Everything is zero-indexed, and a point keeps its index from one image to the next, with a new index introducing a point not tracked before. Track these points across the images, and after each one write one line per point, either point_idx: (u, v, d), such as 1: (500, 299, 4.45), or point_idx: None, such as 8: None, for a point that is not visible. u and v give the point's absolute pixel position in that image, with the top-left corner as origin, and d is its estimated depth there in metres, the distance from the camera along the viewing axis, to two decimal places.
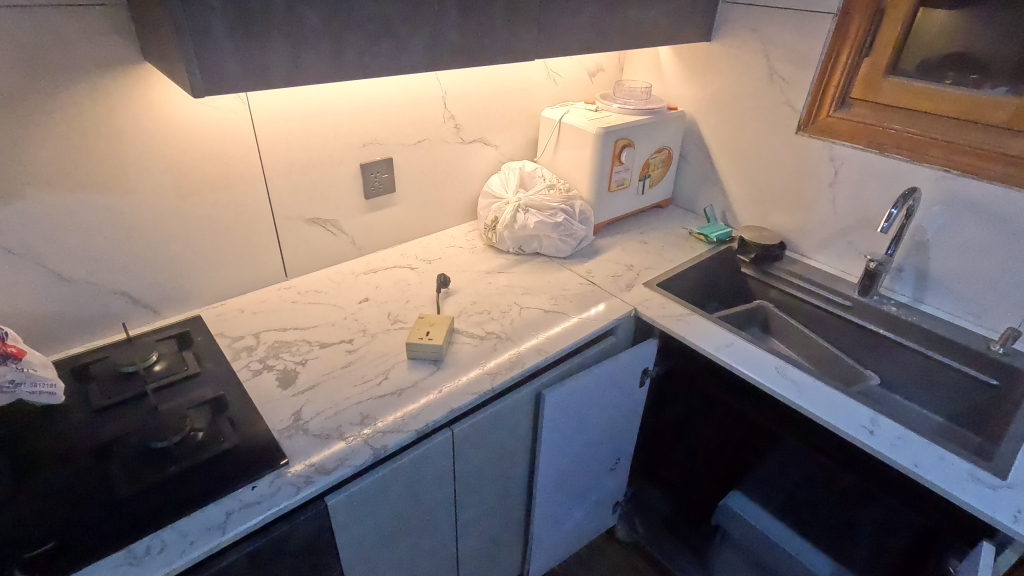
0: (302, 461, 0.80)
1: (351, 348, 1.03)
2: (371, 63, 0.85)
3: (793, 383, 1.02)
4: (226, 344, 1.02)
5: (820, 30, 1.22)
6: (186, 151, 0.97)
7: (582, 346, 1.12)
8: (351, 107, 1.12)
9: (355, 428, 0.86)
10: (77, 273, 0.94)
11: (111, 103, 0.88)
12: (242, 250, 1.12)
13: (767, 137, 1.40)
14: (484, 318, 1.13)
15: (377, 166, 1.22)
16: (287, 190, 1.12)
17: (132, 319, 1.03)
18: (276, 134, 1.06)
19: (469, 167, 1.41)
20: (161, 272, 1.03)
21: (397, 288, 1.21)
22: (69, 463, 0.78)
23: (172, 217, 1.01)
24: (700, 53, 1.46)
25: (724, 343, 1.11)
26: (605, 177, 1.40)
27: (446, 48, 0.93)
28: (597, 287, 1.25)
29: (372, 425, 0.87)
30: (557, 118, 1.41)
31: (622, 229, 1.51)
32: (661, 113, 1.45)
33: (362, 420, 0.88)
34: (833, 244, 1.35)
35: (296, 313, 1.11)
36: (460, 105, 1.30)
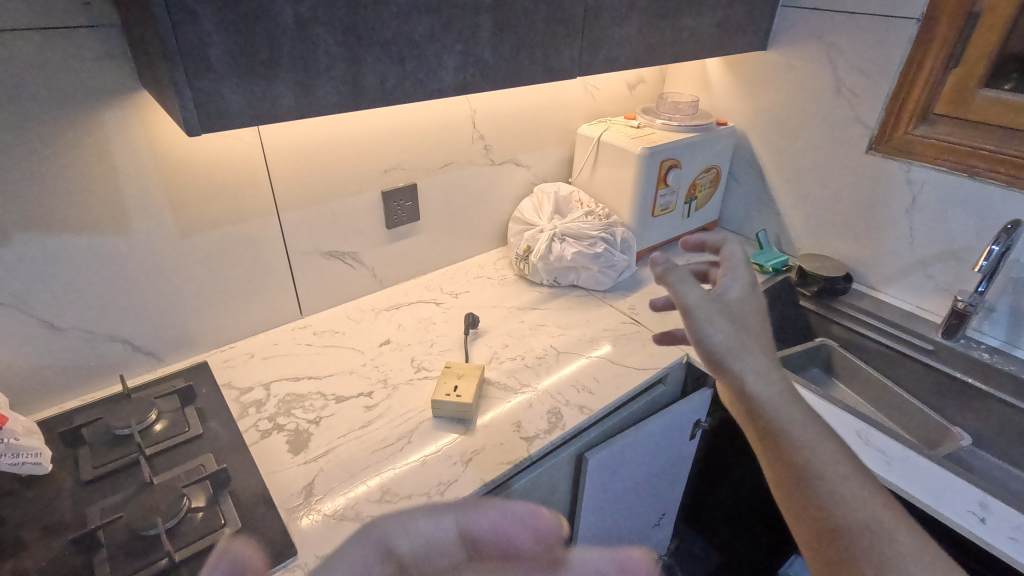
0: (313, 552, 0.69)
1: (370, 403, 0.92)
2: (394, 88, 0.74)
3: (880, 452, 0.86)
4: (233, 397, 0.92)
5: (899, 39, 1.08)
6: (191, 185, 0.87)
7: (629, 399, 0.99)
8: (373, 131, 1.02)
9: (373, 508, 0.75)
10: (69, 321, 0.85)
11: (106, 136, 0.78)
12: (253, 289, 1.02)
13: (831, 157, 1.25)
14: (518, 366, 1.01)
15: (400, 193, 1.11)
16: (302, 223, 1.02)
17: (131, 367, 0.94)
18: (290, 163, 0.95)
19: (499, 190, 1.29)
20: (162, 316, 0.94)
21: (421, 328, 1.10)
22: (49, 552, 0.68)
23: (174, 258, 0.91)
24: (755, 63, 1.32)
25: None
26: (649, 201, 1.27)
27: (480, 68, 0.81)
28: (642, 326, 1.12)
29: (393, 504, 0.75)
30: (595, 136, 1.29)
31: (666, 257, 1.38)
32: (709, 130, 1.32)
33: (382, 496, 0.76)
34: (909, 277, 1.20)
35: (311, 358, 1.01)
36: (491, 125, 1.19)
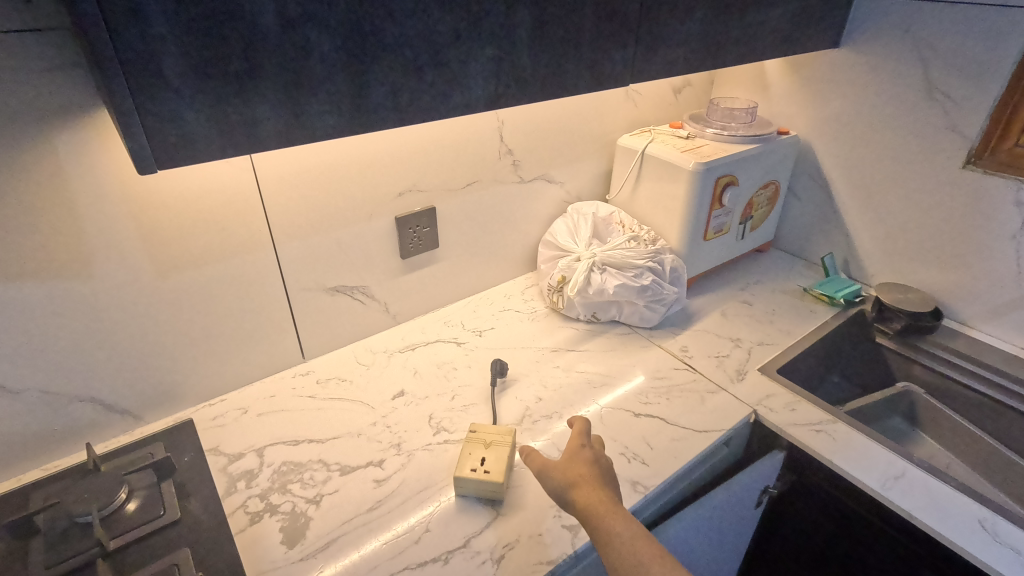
0: None
1: (381, 476, 0.77)
2: (408, 104, 0.59)
3: (1015, 552, 0.69)
4: (220, 466, 0.78)
5: (1013, 33, 0.90)
6: (167, 218, 0.73)
7: (687, 469, 0.83)
8: (386, 150, 0.87)
9: None
10: (26, 381, 0.72)
11: (59, 165, 0.64)
12: (247, 333, 0.88)
13: (917, 172, 1.07)
14: (554, 426, 0.86)
15: (417, 218, 0.96)
16: (303, 256, 0.87)
17: (104, 429, 0.80)
18: (287, 190, 0.80)
19: (528, 211, 1.13)
20: (139, 370, 0.80)
21: (441, 375, 0.95)
22: None
23: (151, 302, 0.77)
24: (824, 63, 1.15)
25: (891, 474, 0.78)
26: (701, 223, 1.11)
27: (515, 77, 0.66)
28: (698, 374, 0.96)
29: None
30: (639, 149, 1.13)
31: (717, 285, 1.21)
32: (770, 140, 1.15)
33: None
34: (1013, 315, 1.02)
35: (313, 415, 0.87)
36: (520, 138, 1.03)
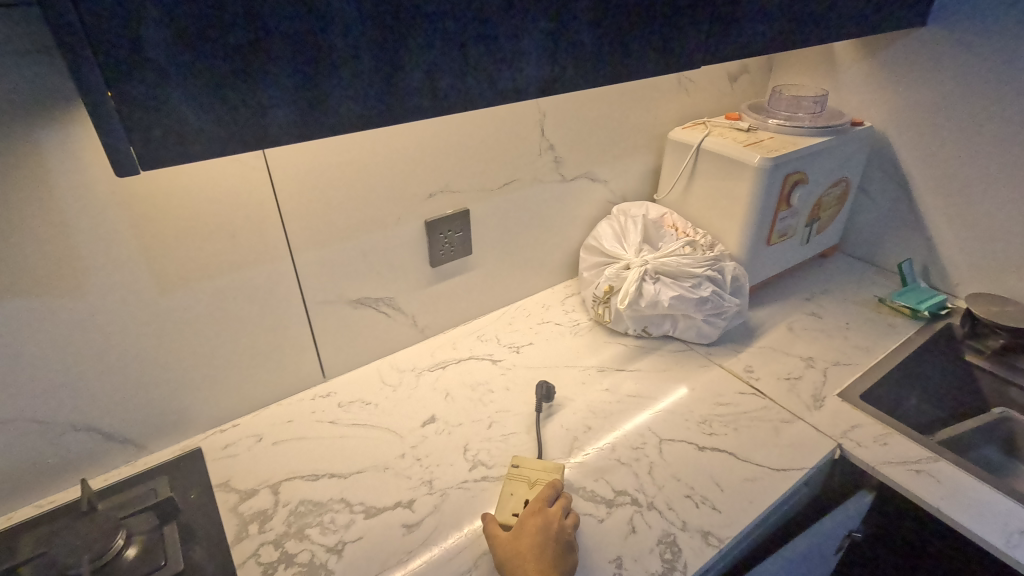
0: None
1: (411, 520, 0.67)
2: (448, 89, 0.49)
3: None
4: (230, 505, 0.69)
5: None
6: (167, 224, 0.64)
7: (765, 515, 0.70)
8: (417, 147, 0.77)
9: None
10: (11, 411, 0.63)
11: (42, 165, 0.55)
12: (260, 350, 0.79)
13: (1019, 167, 0.93)
14: (606, 461, 0.75)
15: (449, 222, 0.86)
16: (323, 266, 0.78)
17: (102, 460, 0.72)
18: (304, 193, 0.71)
19: (570, 213, 1.02)
20: (141, 395, 0.72)
21: (475, 398, 0.85)
22: None
23: (153, 318, 0.68)
24: (906, 45, 1.01)
25: (1015, 529, 0.66)
26: (765, 226, 0.98)
27: (573, 57, 0.55)
28: (768, 400, 0.84)
29: None
30: (694, 142, 1.00)
31: (779, 294, 1.08)
32: (844, 132, 1.02)
33: None
34: None
35: (334, 445, 0.77)
36: (562, 131, 0.92)
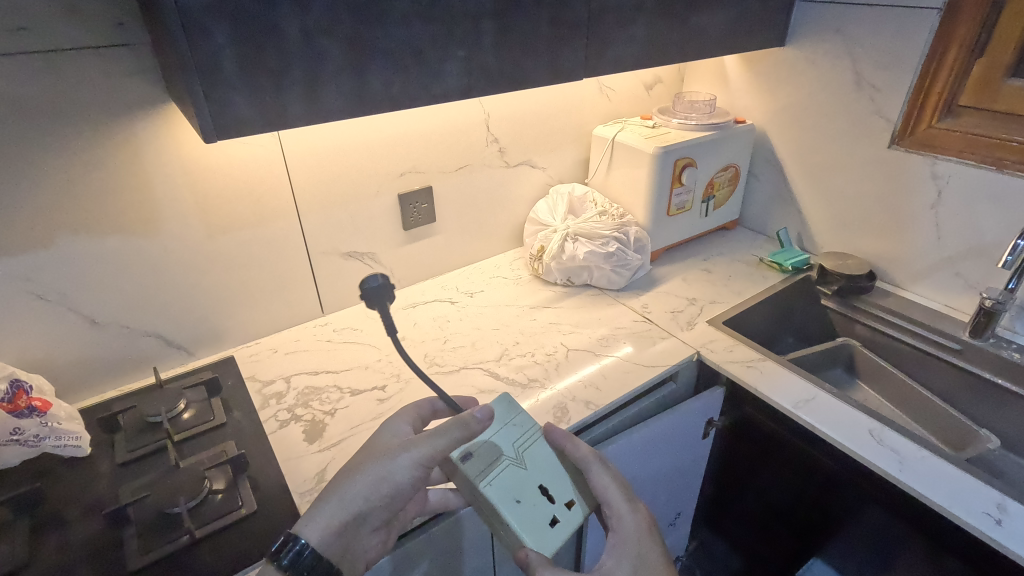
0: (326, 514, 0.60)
1: (383, 396, 0.96)
2: (398, 93, 0.78)
3: (893, 452, 0.85)
4: (256, 389, 0.98)
5: (920, 30, 1.05)
6: (215, 189, 0.93)
7: (625, 402, 1.00)
8: (391, 138, 1.07)
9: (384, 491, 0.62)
10: (108, 317, 0.92)
11: (138, 146, 0.85)
12: (276, 287, 1.08)
13: (853, 152, 1.22)
14: (526, 363, 1.03)
15: (415, 195, 1.15)
16: (322, 225, 1.07)
17: (164, 361, 1.00)
18: (308, 169, 1.00)
19: (514, 192, 1.31)
20: (193, 314, 1.00)
21: (435, 326, 1.14)
22: (87, 527, 0.73)
23: (202, 256, 0.97)
24: (773, 60, 1.31)
25: (803, 398, 0.95)
26: (664, 200, 1.27)
27: (482, 73, 0.84)
28: (654, 325, 1.13)
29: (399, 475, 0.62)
30: (609, 137, 1.30)
31: (682, 257, 1.37)
32: (726, 128, 1.31)
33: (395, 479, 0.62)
34: (935, 276, 1.16)
35: (331, 354, 1.06)
36: (504, 128, 1.22)
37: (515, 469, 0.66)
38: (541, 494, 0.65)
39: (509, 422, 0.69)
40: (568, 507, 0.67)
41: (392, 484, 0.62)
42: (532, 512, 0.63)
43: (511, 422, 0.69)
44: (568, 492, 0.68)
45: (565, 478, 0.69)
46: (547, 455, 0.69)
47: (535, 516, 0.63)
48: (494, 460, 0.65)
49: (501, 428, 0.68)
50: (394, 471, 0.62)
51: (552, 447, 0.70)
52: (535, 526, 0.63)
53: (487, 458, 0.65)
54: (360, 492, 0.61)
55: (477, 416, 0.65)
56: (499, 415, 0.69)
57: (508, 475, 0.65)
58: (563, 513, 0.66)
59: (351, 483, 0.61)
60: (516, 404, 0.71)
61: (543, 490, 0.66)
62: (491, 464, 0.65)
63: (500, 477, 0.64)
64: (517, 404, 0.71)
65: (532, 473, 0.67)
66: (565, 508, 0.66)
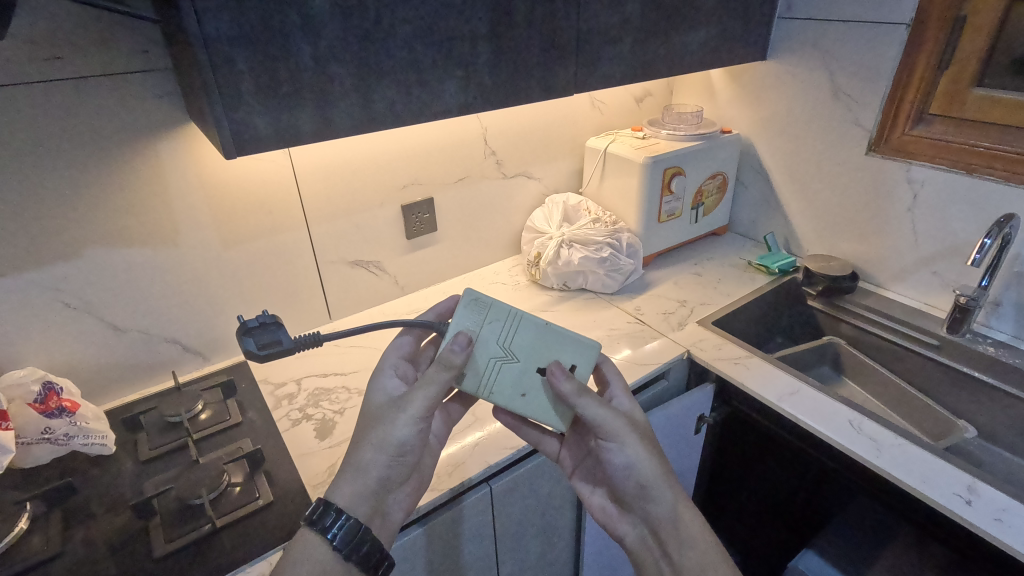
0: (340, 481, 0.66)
1: None
2: (402, 111, 0.84)
3: (871, 440, 0.90)
4: (269, 390, 1.03)
5: (890, 45, 1.12)
6: (229, 202, 0.99)
7: None
8: (395, 152, 1.13)
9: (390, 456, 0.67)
10: (130, 323, 0.98)
11: (159, 163, 0.91)
12: (287, 295, 1.13)
13: (834, 160, 1.28)
14: None
15: (418, 206, 1.21)
16: (330, 235, 1.13)
17: (182, 365, 1.06)
18: (317, 183, 1.07)
19: (512, 201, 1.38)
20: (209, 320, 1.06)
21: None
22: (114, 518, 0.78)
23: (218, 266, 1.03)
24: (757, 73, 1.37)
25: (787, 392, 1.01)
26: (654, 207, 1.33)
27: (479, 91, 0.91)
28: (647, 326, 1.18)
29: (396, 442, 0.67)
30: (602, 148, 1.36)
31: (674, 261, 1.43)
32: (713, 138, 1.37)
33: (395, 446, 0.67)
34: (914, 276, 1.22)
35: (339, 357, 1.12)
36: (501, 141, 1.28)
37: (509, 365, 0.73)
38: (541, 375, 0.74)
39: (483, 323, 0.72)
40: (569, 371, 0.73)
41: (396, 445, 0.67)
42: (538, 394, 0.74)
43: (485, 322, 0.72)
44: (564, 358, 0.73)
45: (556, 347, 0.73)
46: (531, 336, 0.73)
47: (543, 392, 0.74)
48: (487, 369, 0.73)
49: (477, 333, 0.72)
50: (396, 433, 0.66)
51: (535, 324, 0.73)
52: (543, 404, 0.74)
53: (479, 371, 0.73)
54: (370, 457, 0.66)
55: (456, 355, 0.67)
56: (473, 322, 0.72)
57: (504, 374, 0.73)
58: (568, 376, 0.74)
59: (361, 449, 0.66)
60: (487, 301, 0.72)
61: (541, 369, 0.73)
62: (485, 374, 0.73)
63: (498, 379, 0.73)
64: (484, 300, 0.72)
65: (526, 361, 0.73)
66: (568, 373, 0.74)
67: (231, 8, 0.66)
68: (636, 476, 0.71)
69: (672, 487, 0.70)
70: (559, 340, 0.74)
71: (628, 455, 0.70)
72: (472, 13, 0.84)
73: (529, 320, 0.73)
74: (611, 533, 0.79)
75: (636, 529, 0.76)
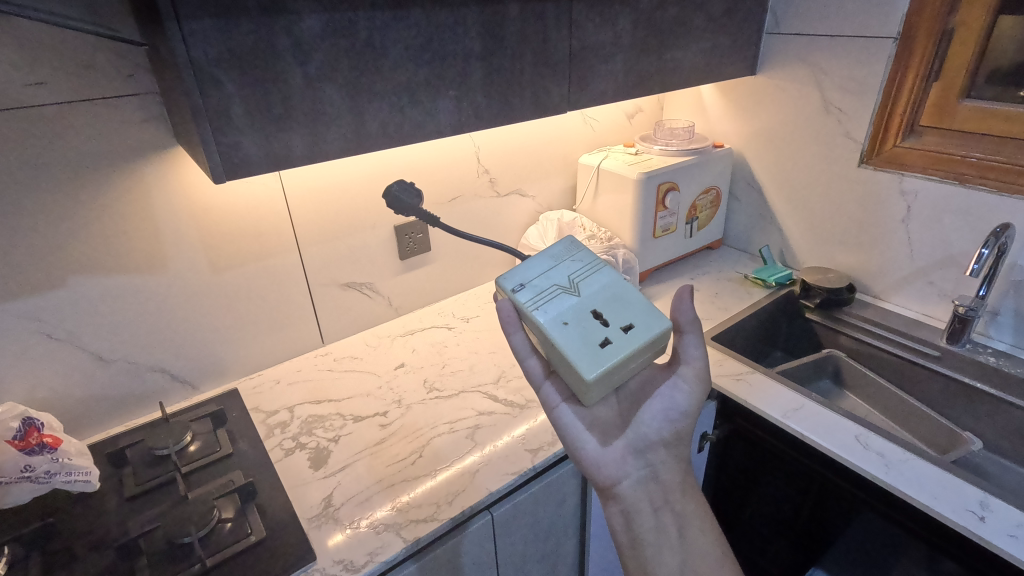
0: None
1: (385, 422, 0.99)
2: (395, 132, 0.83)
3: (878, 456, 0.89)
4: (261, 418, 1.00)
5: (880, 58, 1.12)
6: (217, 226, 0.97)
7: None
8: (387, 172, 1.11)
9: None
10: (115, 353, 0.95)
11: (146, 188, 0.89)
12: (279, 319, 1.11)
13: (827, 172, 1.28)
14: (524, 384, 1.06)
15: (411, 226, 1.20)
16: (323, 258, 1.11)
17: (169, 395, 1.03)
18: (309, 205, 1.05)
19: (506, 219, 1.37)
20: (198, 348, 1.03)
21: (434, 352, 1.17)
22: (97, 561, 0.75)
23: (207, 291, 1.00)
24: (747, 88, 1.38)
25: (791, 408, 0.99)
26: (649, 222, 1.32)
27: (473, 109, 0.90)
28: None
29: None
30: (595, 164, 1.35)
31: (669, 277, 1.43)
32: (706, 152, 1.37)
33: None
34: (911, 286, 1.21)
35: (332, 383, 1.09)
36: (494, 160, 1.27)
37: (567, 296, 0.72)
38: (593, 323, 0.70)
39: (569, 258, 0.76)
40: (623, 329, 0.69)
41: None
42: (580, 333, 0.68)
43: (571, 258, 0.76)
44: (624, 317, 0.70)
45: (621, 307, 0.71)
46: (604, 284, 0.73)
47: (585, 334, 0.68)
48: (547, 292, 0.72)
49: (560, 262, 0.75)
50: None
51: (611, 276, 0.74)
52: (576, 343, 0.67)
53: (539, 288, 0.72)
54: None
55: None
56: (558, 254, 0.76)
57: (559, 300, 0.71)
58: (617, 335, 0.68)
59: None
60: (577, 245, 0.77)
61: (595, 315, 0.71)
62: (543, 293, 0.72)
63: (551, 300, 0.71)
64: (579, 246, 0.77)
65: (585, 299, 0.72)
66: (620, 332, 0.69)
67: (219, 32, 0.64)
68: (670, 425, 0.75)
69: (680, 460, 0.75)
70: (629, 303, 0.71)
71: (680, 401, 0.74)
72: (464, 32, 0.84)
73: (608, 272, 0.74)
74: (597, 479, 0.75)
75: (636, 474, 0.73)
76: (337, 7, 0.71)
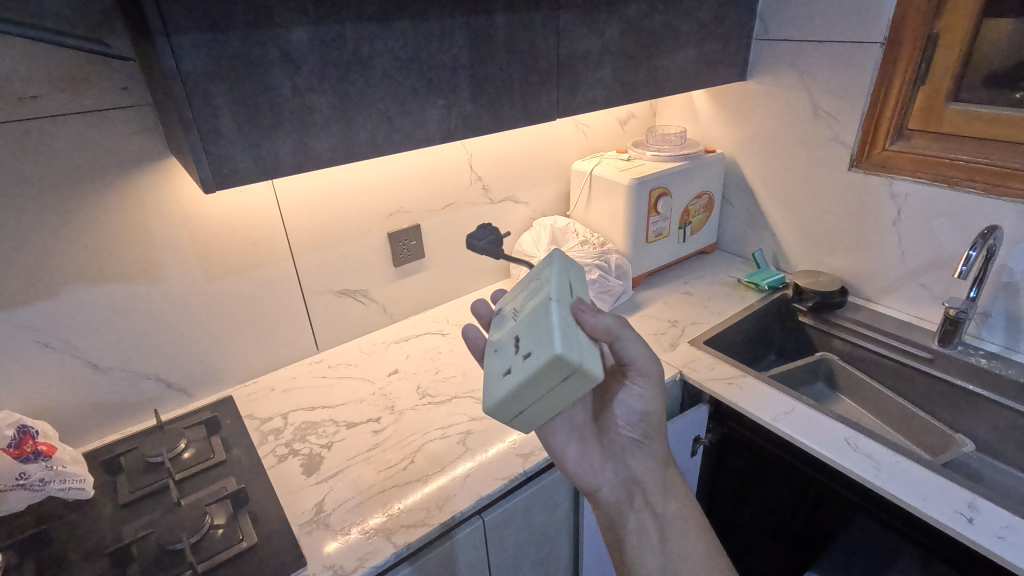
0: None
1: (378, 428, 0.99)
2: (383, 140, 0.84)
3: (868, 458, 0.89)
4: (255, 426, 1.01)
5: (866, 62, 1.13)
6: (210, 236, 0.98)
7: None
8: (381, 180, 1.13)
9: None
10: (110, 362, 0.96)
11: (141, 198, 0.90)
12: (273, 326, 1.12)
13: (818, 176, 1.29)
14: None
15: (405, 233, 1.21)
16: (317, 265, 1.12)
17: (165, 403, 1.04)
18: (302, 213, 1.06)
19: (500, 225, 1.38)
20: (192, 356, 1.04)
21: (427, 358, 1.17)
22: (90, 568, 0.75)
23: (201, 300, 1.01)
24: (737, 93, 1.39)
25: (782, 411, 0.99)
26: (642, 228, 1.33)
27: (462, 118, 0.91)
28: None
29: None
30: (587, 170, 1.36)
31: (663, 281, 1.43)
32: (697, 157, 1.38)
33: None
34: (903, 289, 1.22)
35: (325, 390, 1.09)
36: (487, 167, 1.28)
37: (510, 320, 0.69)
38: (510, 346, 0.64)
39: (534, 276, 0.72)
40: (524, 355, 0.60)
41: None
42: (496, 361, 0.64)
43: (537, 275, 0.72)
44: (531, 339, 0.60)
45: (536, 326, 0.61)
46: (538, 301, 0.65)
47: (497, 361, 0.64)
48: (504, 317, 0.72)
49: (529, 281, 0.73)
50: None
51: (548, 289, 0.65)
52: (489, 372, 0.64)
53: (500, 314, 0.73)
54: None
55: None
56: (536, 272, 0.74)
57: (504, 326, 0.69)
58: (517, 361, 0.60)
59: None
60: (550, 258, 0.72)
61: (515, 338, 0.64)
62: (501, 319, 0.72)
63: (500, 327, 0.70)
64: (553, 258, 0.72)
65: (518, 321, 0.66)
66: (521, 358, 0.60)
67: (207, 43, 0.66)
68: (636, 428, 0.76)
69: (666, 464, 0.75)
70: (543, 320, 0.61)
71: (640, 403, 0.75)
72: (451, 42, 0.85)
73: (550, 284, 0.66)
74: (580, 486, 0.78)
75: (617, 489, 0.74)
76: (325, 19, 0.73)
